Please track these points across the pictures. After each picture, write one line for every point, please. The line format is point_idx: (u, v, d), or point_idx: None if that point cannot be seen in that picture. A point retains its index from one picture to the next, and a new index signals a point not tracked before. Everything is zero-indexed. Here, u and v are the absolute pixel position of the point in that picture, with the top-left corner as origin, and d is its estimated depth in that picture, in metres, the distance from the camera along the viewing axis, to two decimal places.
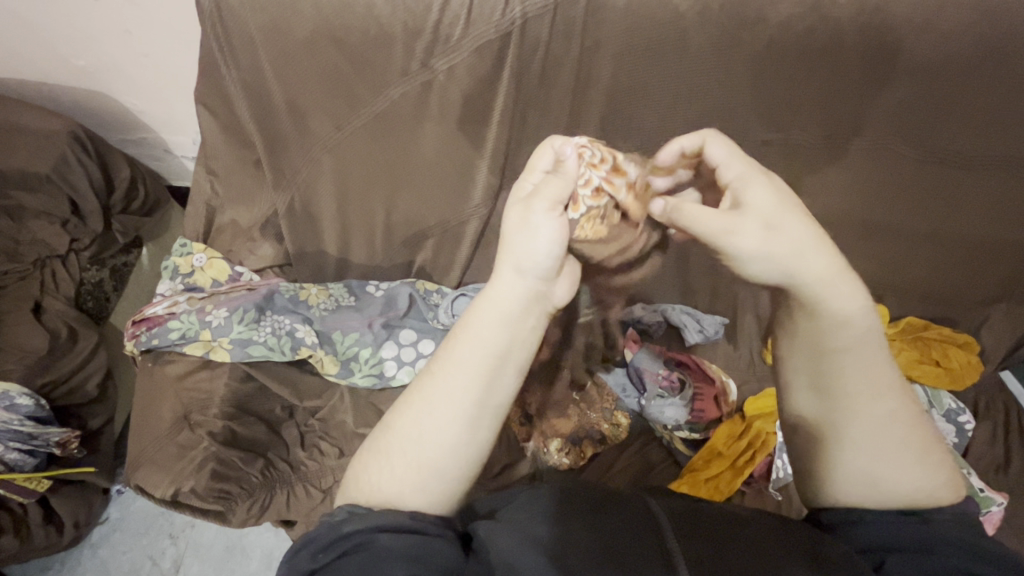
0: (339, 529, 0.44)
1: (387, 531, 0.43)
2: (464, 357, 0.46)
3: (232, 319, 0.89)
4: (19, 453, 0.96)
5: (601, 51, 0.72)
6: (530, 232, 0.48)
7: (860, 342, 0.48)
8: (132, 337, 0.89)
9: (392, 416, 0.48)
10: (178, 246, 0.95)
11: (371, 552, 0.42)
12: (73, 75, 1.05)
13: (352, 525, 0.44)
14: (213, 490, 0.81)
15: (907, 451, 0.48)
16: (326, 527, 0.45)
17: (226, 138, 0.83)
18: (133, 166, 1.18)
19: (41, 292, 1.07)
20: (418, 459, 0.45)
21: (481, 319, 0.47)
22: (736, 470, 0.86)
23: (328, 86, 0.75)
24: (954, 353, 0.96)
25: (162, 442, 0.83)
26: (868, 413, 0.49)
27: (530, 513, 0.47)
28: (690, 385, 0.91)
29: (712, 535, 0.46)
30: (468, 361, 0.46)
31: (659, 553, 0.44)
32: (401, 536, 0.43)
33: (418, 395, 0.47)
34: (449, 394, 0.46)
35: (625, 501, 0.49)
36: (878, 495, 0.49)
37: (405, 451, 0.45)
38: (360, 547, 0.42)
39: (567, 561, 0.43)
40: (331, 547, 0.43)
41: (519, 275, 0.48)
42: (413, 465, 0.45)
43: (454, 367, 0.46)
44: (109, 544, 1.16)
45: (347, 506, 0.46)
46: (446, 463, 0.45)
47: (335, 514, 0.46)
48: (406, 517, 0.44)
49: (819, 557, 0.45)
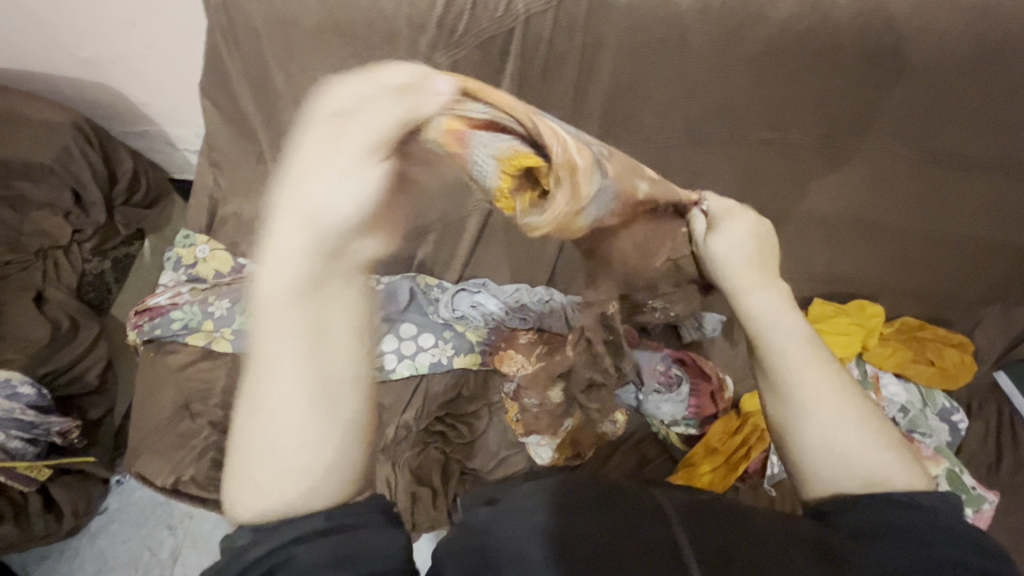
0: (248, 553, 0.36)
1: (307, 540, 0.36)
2: (273, 351, 0.35)
3: (235, 310, 0.90)
4: (20, 441, 0.98)
5: (602, 47, 0.73)
6: (316, 166, 0.34)
7: (791, 331, 0.55)
8: (134, 327, 0.90)
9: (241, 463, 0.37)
10: (181, 237, 0.95)
11: (287, 571, 0.35)
12: (79, 67, 1.06)
13: (257, 548, 0.36)
14: (213, 479, 0.83)
15: (852, 418, 0.52)
16: (230, 553, 0.37)
17: (230, 131, 0.84)
18: (135, 159, 1.19)
19: (43, 282, 1.07)
20: (276, 474, 0.37)
21: (270, 286, 0.35)
22: (730, 465, 0.87)
23: (332, 79, 0.76)
24: (949, 353, 0.96)
25: (164, 430, 0.84)
26: (811, 389, 0.53)
27: (534, 502, 0.46)
28: (686, 381, 0.93)
29: (715, 530, 0.45)
30: (280, 357, 0.35)
31: (668, 549, 0.43)
32: (326, 544, 0.36)
33: (259, 428, 0.36)
34: (277, 417, 0.36)
35: (631, 493, 0.48)
36: (852, 480, 0.51)
37: (254, 479, 0.37)
38: (278, 568, 0.35)
39: (565, 547, 0.42)
40: (245, 574, 0.35)
41: (302, 239, 0.34)
42: (288, 469, 0.37)
43: (285, 380, 0.36)
44: (107, 534, 1.17)
45: (246, 526, 0.37)
46: (323, 450, 0.37)
47: (236, 537, 0.38)
48: (321, 519, 0.37)
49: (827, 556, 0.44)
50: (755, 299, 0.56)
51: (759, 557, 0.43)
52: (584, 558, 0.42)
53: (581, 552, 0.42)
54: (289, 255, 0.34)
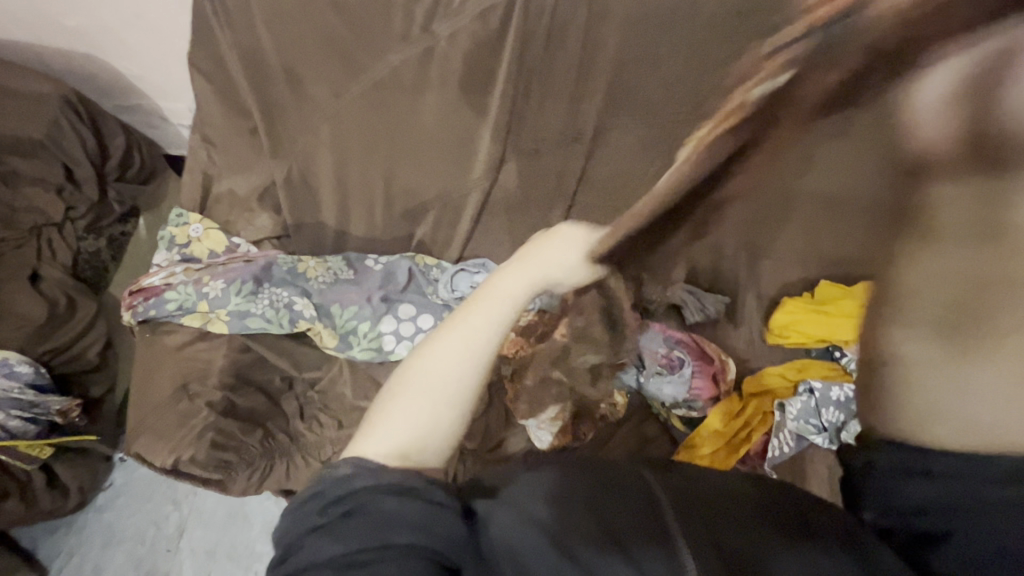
0: (348, 484, 0.41)
1: (397, 494, 0.41)
2: (485, 321, 0.49)
3: (229, 291, 0.89)
4: (21, 420, 0.97)
5: (609, 16, 0.69)
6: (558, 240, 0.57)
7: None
8: (129, 307, 0.89)
9: (412, 371, 0.47)
10: (174, 215, 0.92)
11: (376, 514, 0.40)
12: (66, 37, 1.02)
13: (361, 481, 0.41)
14: (213, 459, 0.82)
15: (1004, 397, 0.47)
16: (332, 482, 0.42)
17: (222, 104, 0.81)
18: (128, 133, 1.15)
19: (38, 262, 1.06)
20: (440, 406, 0.46)
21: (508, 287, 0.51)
22: (731, 447, 0.89)
23: (326, 50, 0.74)
24: None
25: (163, 411, 0.84)
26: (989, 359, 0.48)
27: (533, 500, 0.45)
28: (689, 363, 0.92)
29: (709, 515, 0.44)
30: (488, 327, 0.49)
31: (658, 540, 0.42)
32: (410, 502, 0.40)
33: (446, 358, 0.47)
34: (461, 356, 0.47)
35: (625, 480, 0.47)
36: (970, 438, 0.46)
37: (421, 403, 0.46)
38: (366, 507, 0.40)
39: (565, 540, 0.42)
40: (340, 501, 0.41)
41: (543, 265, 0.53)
42: (443, 415, 0.46)
43: (481, 339, 0.48)
44: (113, 508, 1.19)
45: (355, 461, 0.43)
46: (469, 421, 0.47)
47: (340, 468, 0.43)
48: (414, 480, 0.42)
49: (818, 537, 0.43)
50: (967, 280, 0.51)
51: (746, 541, 0.42)
52: (586, 552, 0.41)
53: (581, 546, 0.41)
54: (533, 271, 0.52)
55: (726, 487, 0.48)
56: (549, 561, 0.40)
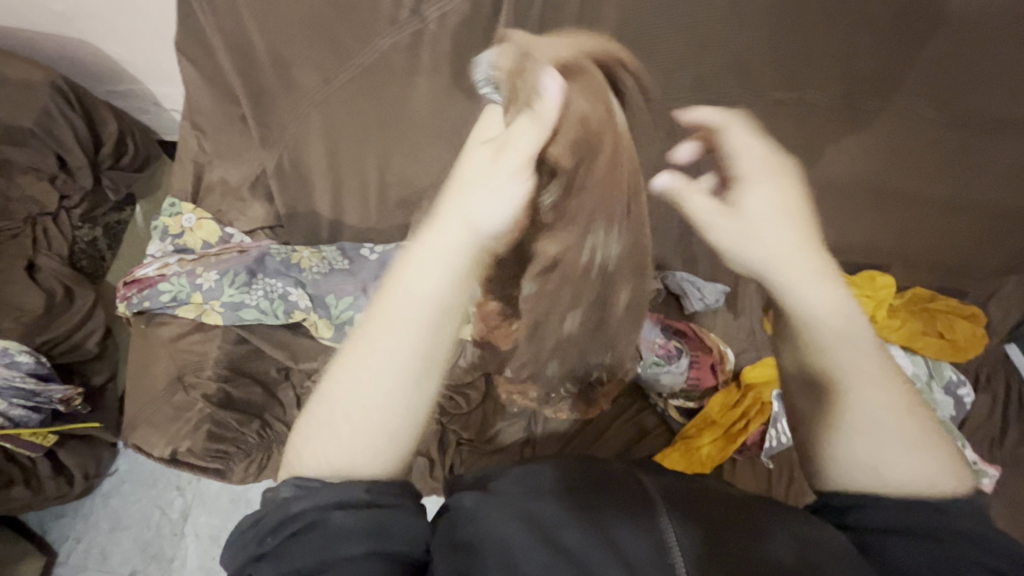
0: (287, 508, 0.40)
1: (340, 507, 0.40)
2: (396, 309, 0.44)
3: (223, 282, 0.89)
4: (23, 410, 0.97)
5: None
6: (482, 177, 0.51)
7: (842, 334, 0.52)
8: (124, 298, 0.89)
9: (327, 384, 0.44)
10: (167, 205, 0.91)
11: (323, 532, 0.39)
12: (52, 22, 1.00)
13: (299, 504, 0.40)
14: (209, 449, 0.84)
15: (897, 435, 0.48)
16: (273, 506, 0.41)
17: (210, 91, 0.79)
18: (120, 119, 1.13)
19: (34, 251, 1.06)
20: (355, 411, 0.42)
21: (419, 263, 0.46)
22: (728, 438, 0.88)
23: (313, 36, 0.72)
24: (959, 325, 0.94)
25: (159, 402, 0.85)
26: (873, 412, 0.49)
27: (520, 489, 0.45)
28: (687, 353, 0.90)
29: (704, 518, 0.43)
30: (401, 316, 0.43)
31: (654, 550, 0.41)
32: (356, 513, 0.40)
33: (359, 360, 0.43)
34: (373, 355, 0.43)
35: (615, 480, 0.46)
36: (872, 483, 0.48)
37: (337, 420, 0.42)
38: (314, 527, 0.39)
39: (559, 540, 0.42)
40: (283, 526, 0.40)
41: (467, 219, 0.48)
42: (357, 433, 0.42)
43: (391, 328, 0.43)
44: (119, 494, 1.20)
45: (293, 481, 0.42)
46: (393, 425, 0.42)
47: (280, 489, 0.42)
48: (360, 490, 0.41)
49: (809, 551, 0.42)
50: (807, 301, 0.54)
51: (731, 548, 0.41)
52: (578, 551, 0.41)
53: (572, 545, 0.42)
54: (448, 236, 0.47)
55: (712, 495, 0.46)
56: (542, 559, 0.41)
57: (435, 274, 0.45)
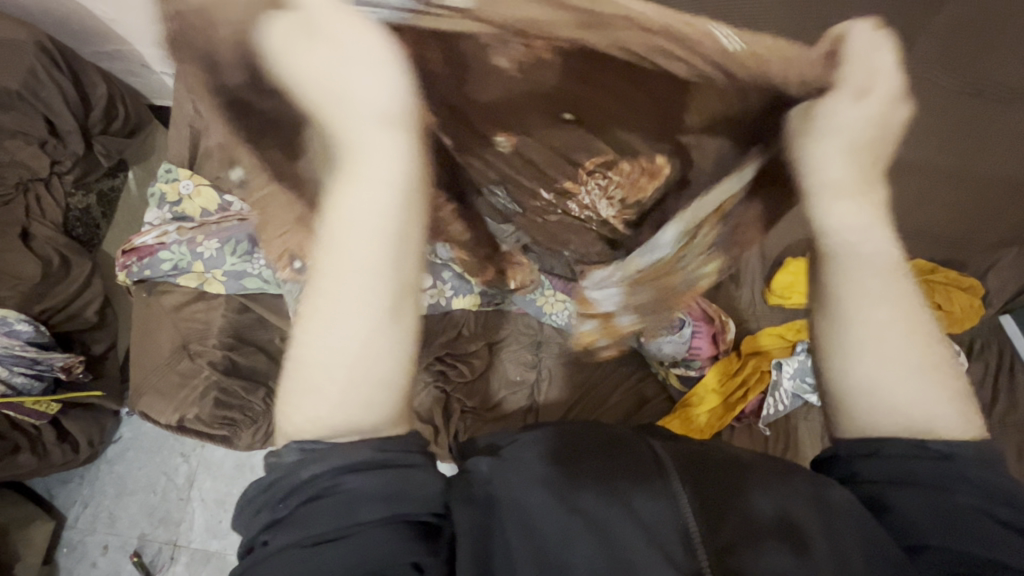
0: (296, 475, 0.38)
1: (353, 471, 0.38)
2: (345, 247, 0.40)
3: (224, 251, 0.87)
4: (25, 376, 0.98)
5: None
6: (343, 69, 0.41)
7: (876, 256, 0.48)
8: (123, 267, 0.88)
9: (298, 352, 0.41)
10: (163, 171, 0.90)
11: (336, 497, 0.37)
12: None
13: (308, 470, 0.38)
14: (217, 416, 0.85)
15: (913, 363, 0.46)
16: (279, 472, 0.39)
17: None
18: (109, 82, 1.08)
19: (27, 219, 1.04)
20: (335, 370, 0.39)
21: (350, 198, 0.41)
22: (727, 407, 0.91)
23: None
24: (956, 297, 0.99)
25: (164, 369, 0.86)
26: (888, 344, 0.47)
27: (532, 452, 0.46)
28: (689, 323, 0.89)
29: (718, 482, 0.44)
30: (358, 255, 0.40)
31: (671, 510, 0.42)
32: (373, 475, 0.38)
33: (327, 319, 0.40)
34: (339, 305, 0.40)
35: (626, 443, 0.47)
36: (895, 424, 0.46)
37: (326, 389, 0.39)
38: (327, 492, 0.37)
39: (577, 503, 0.43)
40: (293, 493, 0.38)
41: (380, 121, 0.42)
42: (338, 387, 0.39)
43: (349, 271, 0.40)
44: (123, 461, 1.22)
45: (296, 445, 0.39)
46: (379, 364, 0.40)
47: (284, 454, 0.39)
48: (367, 451, 0.39)
49: (826, 510, 0.44)
50: (840, 215, 0.49)
51: (748, 511, 0.43)
52: (591, 510, 0.43)
53: (586, 505, 0.43)
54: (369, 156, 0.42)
55: (725, 459, 0.47)
56: (559, 519, 0.42)
57: (377, 198, 0.41)
